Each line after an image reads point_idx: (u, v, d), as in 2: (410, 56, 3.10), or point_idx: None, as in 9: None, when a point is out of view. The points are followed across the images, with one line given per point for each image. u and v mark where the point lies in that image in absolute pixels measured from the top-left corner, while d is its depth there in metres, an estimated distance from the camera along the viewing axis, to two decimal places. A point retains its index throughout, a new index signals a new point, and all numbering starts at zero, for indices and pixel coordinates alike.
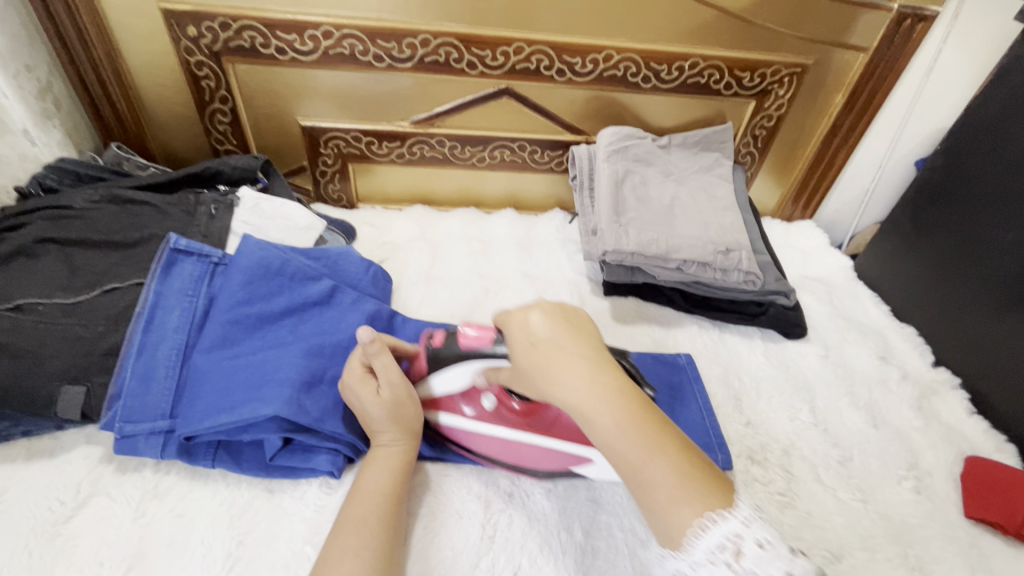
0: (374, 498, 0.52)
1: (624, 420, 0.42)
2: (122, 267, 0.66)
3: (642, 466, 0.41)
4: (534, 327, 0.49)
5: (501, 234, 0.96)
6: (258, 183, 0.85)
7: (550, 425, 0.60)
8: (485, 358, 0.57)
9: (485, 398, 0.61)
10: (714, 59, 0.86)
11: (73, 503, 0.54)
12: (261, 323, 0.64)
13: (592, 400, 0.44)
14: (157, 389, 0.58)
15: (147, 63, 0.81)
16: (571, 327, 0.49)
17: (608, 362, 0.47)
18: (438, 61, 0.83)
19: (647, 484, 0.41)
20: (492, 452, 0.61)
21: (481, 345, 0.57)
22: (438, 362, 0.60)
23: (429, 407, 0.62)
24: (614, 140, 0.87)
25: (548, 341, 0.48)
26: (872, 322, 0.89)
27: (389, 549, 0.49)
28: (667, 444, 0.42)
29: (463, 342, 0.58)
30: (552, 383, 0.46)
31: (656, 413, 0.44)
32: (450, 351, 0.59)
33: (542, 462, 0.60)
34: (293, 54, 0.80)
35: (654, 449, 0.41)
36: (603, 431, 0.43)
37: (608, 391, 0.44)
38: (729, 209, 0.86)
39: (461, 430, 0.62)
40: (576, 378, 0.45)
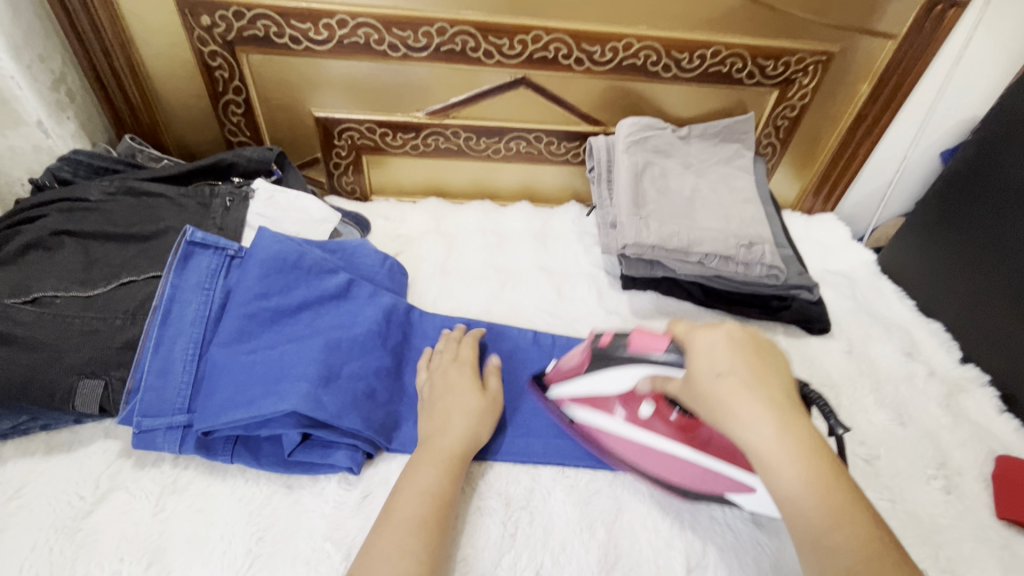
0: (416, 497, 0.51)
1: (813, 480, 0.41)
2: (139, 260, 0.66)
3: (826, 533, 0.39)
4: (718, 357, 0.47)
5: (517, 227, 0.95)
6: (272, 175, 0.84)
7: (709, 441, 0.56)
8: (655, 364, 0.55)
9: (642, 404, 0.58)
10: (737, 47, 0.83)
11: (92, 498, 0.54)
12: (279, 317, 0.63)
13: (784, 455, 0.41)
14: (175, 383, 0.58)
15: (160, 53, 0.80)
16: (758, 363, 0.46)
17: (800, 415, 0.44)
18: (455, 50, 0.81)
19: (830, 553, 0.39)
20: (638, 459, 0.60)
21: (653, 350, 0.55)
22: (600, 362, 0.60)
23: (581, 404, 0.63)
24: (633, 130, 0.85)
25: (737, 377, 0.45)
26: (896, 317, 0.87)
27: (436, 550, 0.49)
28: (857, 516, 0.40)
29: (634, 344, 0.57)
30: (737, 423, 0.44)
31: (848, 479, 0.42)
32: (619, 350, 0.58)
33: (693, 480, 0.57)
34: (307, 44, 0.79)
35: (841, 519, 0.39)
36: (788, 486, 0.41)
37: (801, 449, 0.42)
38: (751, 201, 0.84)
39: (608, 429, 0.61)
40: (766, 427, 0.43)
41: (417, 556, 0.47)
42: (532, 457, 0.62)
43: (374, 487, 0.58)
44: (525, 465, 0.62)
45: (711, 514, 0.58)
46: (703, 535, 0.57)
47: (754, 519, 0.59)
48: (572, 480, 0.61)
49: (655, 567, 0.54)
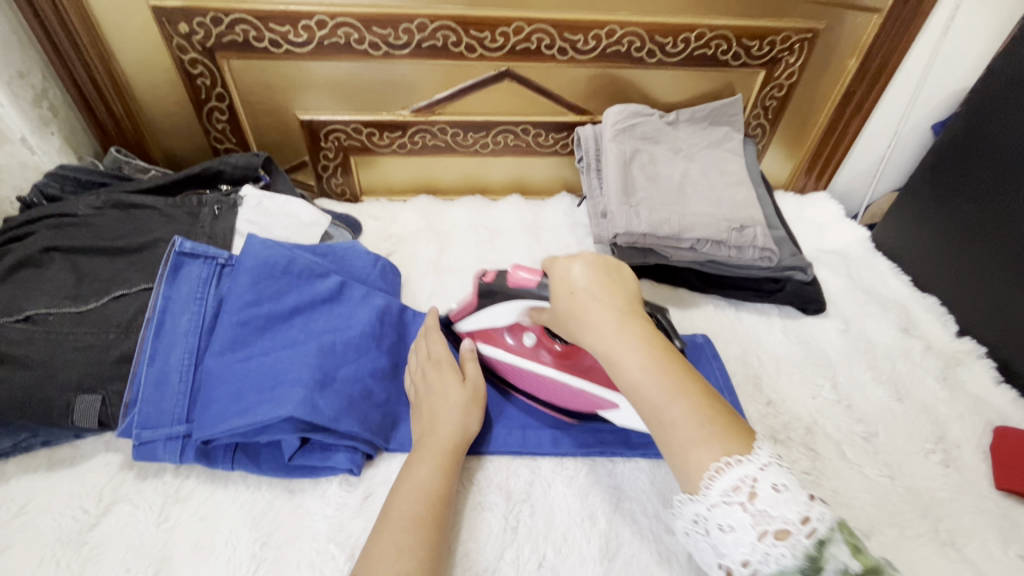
0: (418, 495, 0.52)
1: (650, 364, 0.43)
2: (130, 273, 0.66)
3: (665, 407, 0.41)
4: (571, 277, 0.50)
5: (508, 221, 0.94)
6: (260, 180, 0.83)
7: (583, 367, 0.61)
8: (530, 301, 0.56)
9: (525, 334, 0.63)
10: (721, 29, 0.82)
11: (96, 511, 0.54)
12: (272, 323, 0.64)
13: (626, 345, 0.44)
14: (172, 394, 0.58)
15: (140, 64, 0.79)
16: (607, 278, 0.49)
17: (642, 315, 0.47)
18: (436, 46, 0.80)
19: (667, 426, 0.41)
20: (527, 385, 0.65)
21: (527, 286, 0.55)
22: (487, 299, 0.61)
23: (477, 338, 0.66)
24: (620, 118, 0.84)
25: (586, 293, 0.48)
26: (892, 293, 0.87)
27: (437, 542, 0.49)
28: (690, 389, 0.42)
29: (510, 281, 0.57)
30: (587, 330, 0.46)
31: (686, 364, 0.44)
32: (499, 288, 0.58)
33: (573, 403, 0.63)
34: (288, 47, 0.78)
35: (676, 392, 0.41)
36: (631, 376, 0.43)
37: (641, 338, 0.44)
38: (742, 184, 0.84)
39: (499, 359, 0.65)
40: (609, 325, 0.45)
41: (415, 551, 0.47)
42: (530, 450, 0.62)
43: (375, 488, 0.58)
44: (523, 458, 0.62)
45: None
46: None
47: None
48: (573, 471, 0.61)
49: (656, 553, 0.54)
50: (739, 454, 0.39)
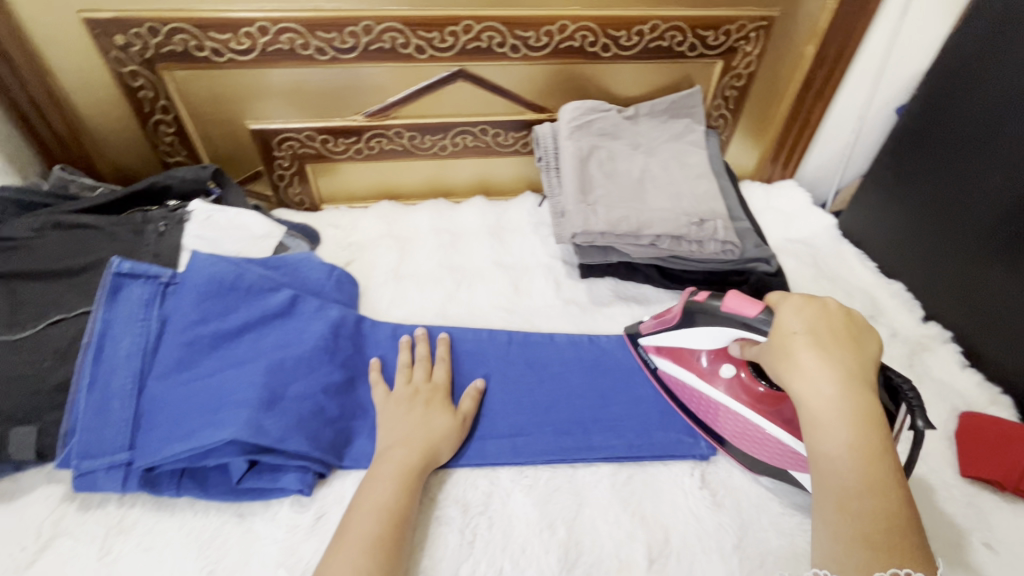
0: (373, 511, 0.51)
1: (856, 446, 0.44)
2: (69, 296, 0.64)
3: (854, 496, 0.42)
4: (789, 317, 0.51)
5: (471, 224, 0.93)
6: (210, 194, 0.81)
7: (787, 417, 0.58)
8: (745, 328, 0.56)
9: (726, 364, 0.62)
10: (675, 20, 0.81)
11: (35, 547, 0.52)
12: (220, 342, 0.62)
13: (836, 415, 0.45)
14: (114, 422, 0.56)
15: (79, 78, 0.77)
16: (843, 334, 0.49)
17: (869, 389, 0.47)
18: (384, 48, 0.78)
19: (848, 511, 0.42)
20: (713, 420, 0.63)
21: (747, 313, 0.55)
22: (696, 317, 0.61)
23: (664, 355, 0.67)
24: (576, 115, 0.82)
25: (810, 345, 0.48)
26: (859, 281, 0.87)
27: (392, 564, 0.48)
28: (889, 491, 0.42)
29: (727, 304, 0.57)
30: (800, 379, 0.47)
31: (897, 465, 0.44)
32: (714, 308, 0.59)
33: (764, 452, 0.59)
34: (230, 55, 0.76)
35: (874, 486, 0.42)
36: (830, 444, 0.44)
37: (854, 413, 0.45)
38: (703, 177, 0.83)
39: (682, 380, 0.65)
40: (829, 387, 0.46)
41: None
42: (489, 460, 0.61)
43: (328, 507, 0.57)
44: (483, 469, 0.61)
45: (674, 503, 0.58)
46: (665, 523, 0.56)
47: (715, 501, 0.58)
48: (534, 480, 0.60)
49: (616, 560, 0.53)
50: (925, 574, 0.38)
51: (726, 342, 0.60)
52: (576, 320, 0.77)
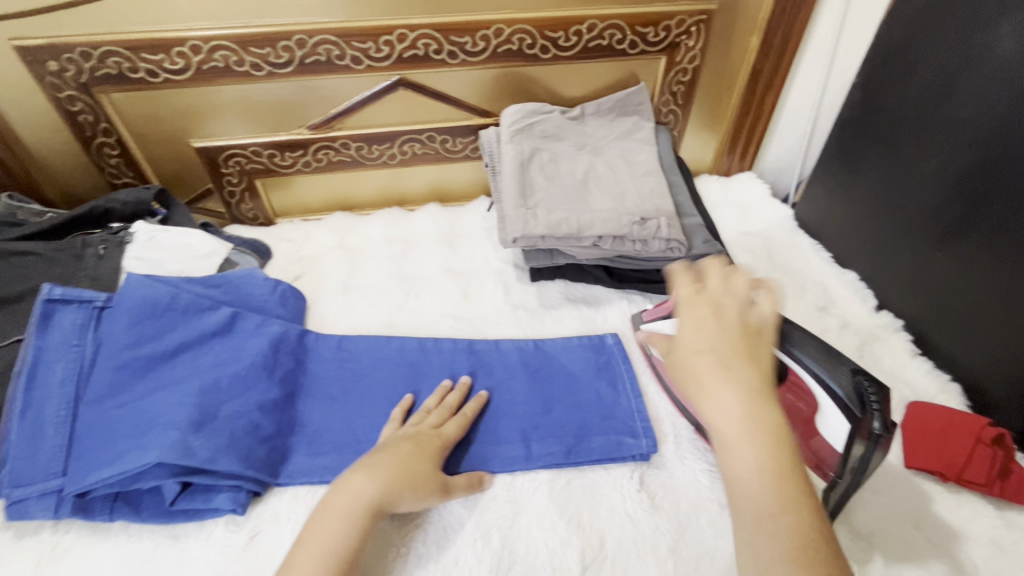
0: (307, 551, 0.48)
1: (768, 463, 0.42)
2: (5, 324, 0.64)
3: (768, 515, 0.40)
4: (691, 336, 0.49)
5: (424, 231, 0.93)
6: (156, 215, 0.82)
7: None
8: None
9: None
10: (612, 18, 0.80)
11: None
12: (155, 364, 0.61)
13: (739, 433, 0.43)
14: (47, 448, 0.56)
15: (16, 106, 0.77)
16: (739, 337, 0.48)
17: (774, 401, 0.45)
18: (320, 61, 0.78)
19: (763, 531, 0.40)
20: (698, 410, 0.64)
21: None
22: None
23: None
24: (518, 118, 0.82)
25: (712, 356, 0.47)
26: (812, 271, 0.86)
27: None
28: (802, 503, 0.40)
29: None
30: (710, 400, 0.45)
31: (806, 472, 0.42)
32: None
33: None
34: (165, 75, 0.76)
35: (788, 505, 0.40)
36: (742, 463, 0.42)
37: (763, 432, 0.43)
38: (649, 174, 0.82)
39: None
40: (734, 407, 0.44)
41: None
42: None
43: (263, 526, 0.56)
44: None
45: (612, 507, 0.57)
46: (602, 527, 0.56)
47: (652, 504, 0.58)
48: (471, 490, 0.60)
49: (551, 568, 0.53)
50: None
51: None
52: (524, 324, 0.77)
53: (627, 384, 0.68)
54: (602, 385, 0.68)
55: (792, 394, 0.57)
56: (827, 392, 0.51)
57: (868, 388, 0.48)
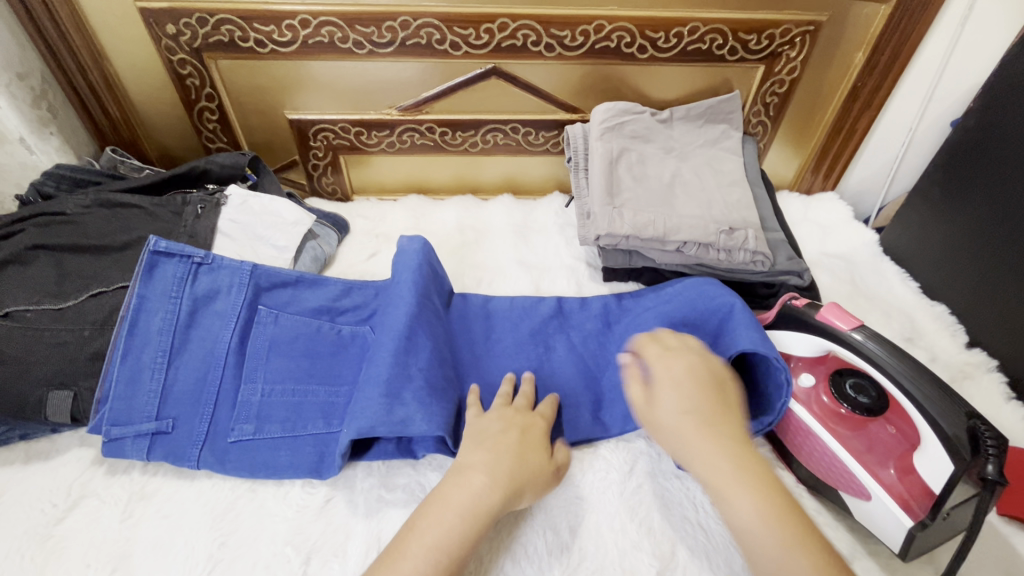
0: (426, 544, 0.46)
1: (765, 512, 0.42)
2: (110, 271, 0.67)
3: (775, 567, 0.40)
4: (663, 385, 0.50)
5: (497, 222, 0.93)
6: (247, 180, 0.84)
7: (858, 446, 0.56)
8: (839, 343, 0.57)
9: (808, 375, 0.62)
10: (716, 22, 0.79)
11: (64, 505, 0.56)
12: (405, 328, 0.63)
13: (738, 487, 0.43)
14: (144, 392, 0.59)
15: (132, 64, 0.81)
16: (709, 384, 0.49)
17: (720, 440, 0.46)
18: (420, 43, 0.79)
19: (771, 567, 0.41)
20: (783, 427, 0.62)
21: (838, 327, 0.57)
22: (787, 322, 0.63)
23: None
24: (609, 116, 0.81)
25: (688, 428, 0.46)
26: (897, 301, 0.83)
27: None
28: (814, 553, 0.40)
29: (824, 315, 0.58)
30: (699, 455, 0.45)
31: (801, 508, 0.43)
32: (806, 317, 0.60)
33: (825, 471, 0.57)
34: (272, 46, 0.78)
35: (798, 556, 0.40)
36: (743, 523, 0.42)
37: (755, 480, 0.43)
38: (736, 184, 0.80)
39: None
40: (722, 460, 0.44)
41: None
42: None
43: (338, 491, 0.58)
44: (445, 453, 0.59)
45: (682, 514, 0.57)
46: (673, 535, 0.55)
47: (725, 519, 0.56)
48: None
49: (620, 570, 0.52)
50: None
51: (821, 350, 0.60)
52: None
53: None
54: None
55: (893, 427, 0.57)
56: (931, 425, 0.49)
57: (985, 433, 0.47)
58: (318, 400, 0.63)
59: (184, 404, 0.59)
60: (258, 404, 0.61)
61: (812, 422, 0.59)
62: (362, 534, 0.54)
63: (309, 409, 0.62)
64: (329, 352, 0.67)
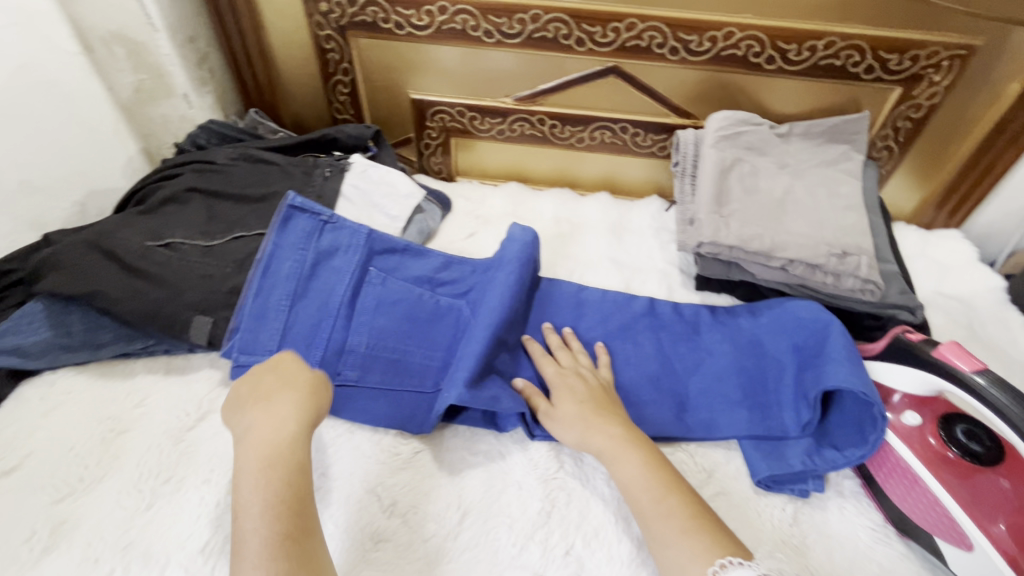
0: (259, 517, 0.46)
1: (645, 464, 0.54)
2: (250, 218, 0.75)
3: (657, 503, 0.51)
4: (558, 390, 0.62)
5: (593, 218, 0.94)
6: (368, 151, 0.91)
7: (963, 495, 0.53)
8: (955, 385, 0.54)
9: (912, 414, 0.59)
10: (855, 38, 0.76)
11: (195, 415, 0.63)
12: (500, 307, 0.67)
13: (624, 448, 0.55)
14: (269, 328, 0.65)
15: (284, 36, 0.90)
16: (596, 388, 0.62)
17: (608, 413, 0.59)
18: (547, 37, 0.82)
19: (664, 514, 0.50)
20: (876, 461, 0.59)
21: (956, 369, 0.54)
22: (897, 355, 0.60)
23: None
24: (725, 124, 0.80)
25: (581, 410, 0.59)
26: (1019, 355, 0.77)
27: (299, 527, 0.46)
28: (681, 493, 0.52)
29: (941, 354, 0.55)
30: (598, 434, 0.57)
31: (677, 472, 0.54)
32: (919, 353, 0.58)
33: (920, 514, 0.55)
34: (410, 29, 0.84)
35: (667, 493, 0.52)
36: (648, 503, 0.51)
37: (632, 437, 0.56)
38: (853, 209, 0.77)
39: None
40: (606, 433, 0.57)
41: (289, 572, 0.43)
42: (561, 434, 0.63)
43: (426, 445, 0.63)
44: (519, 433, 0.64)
45: (759, 529, 0.56)
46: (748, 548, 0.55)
47: (803, 543, 0.55)
48: None
49: None
50: (739, 557, 0.46)
51: (933, 390, 0.57)
52: None
53: (789, 397, 0.64)
54: (760, 397, 0.66)
55: (1007, 481, 0.53)
56: None
57: None
58: (414, 359, 0.68)
59: (301, 343, 0.66)
60: (363, 355, 0.66)
61: (912, 461, 0.56)
62: (446, 489, 0.58)
63: (406, 368, 0.67)
64: (426, 318, 0.71)
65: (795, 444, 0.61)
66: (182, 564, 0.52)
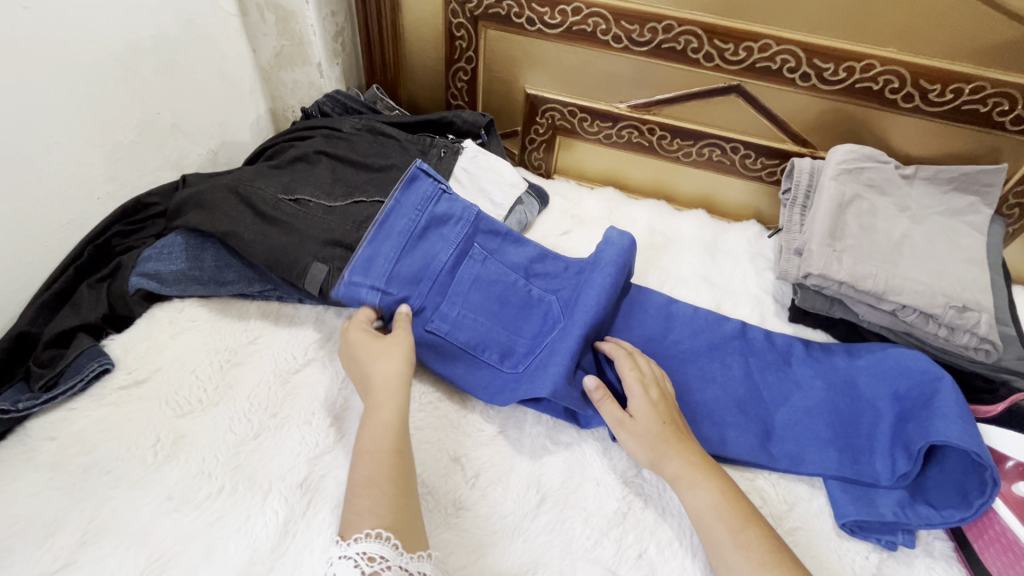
0: (372, 457, 0.52)
1: (722, 494, 0.53)
2: (369, 186, 0.79)
3: (734, 535, 0.50)
4: (637, 398, 0.59)
5: (688, 233, 0.94)
6: (479, 138, 0.94)
7: None
8: None
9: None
10: (1008, 85, 0.72)
11: (302, 359, 0.68)
12: (598, 308, 0.68)
13: (699, 477, 0.55)
14: (376, 269, 0.68)
15: (418, 19, 0.94)
16: (673, 408, 0.60)
17: (682, 437, 0.58)
18: (675, 49, 0.82)
19: (742, 544, 0.50)
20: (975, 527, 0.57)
21: None
22: None
23: None
24: (849, 158, 0.78)
25: (661, 430, 0.57)
26: None
27: (400, 480, 0.51)
28: (759, 527, 0.51)
29: None
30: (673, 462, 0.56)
31: (751, 506, 0.53)
32: None
33: None
34: (540, 26, 0.86)
35: (743, 527, 0.51)
36: (722, 535, 0.51)
37: (704, 469, 0.55)
38: (975, 264, 0.73)
39: None
40: (678, 461, 0.56)
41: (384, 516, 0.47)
42: None
43: (509, 425, 0.65)
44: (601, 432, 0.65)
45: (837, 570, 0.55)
46: None
47: None
48: None
49: None
50: None
51: None
52: None
53: (884, 446, 0.62)
54: (853, 440, 0.64)
55: None
56: None
57: None
58: (503, 340, 0.70)
59: (399, 296, 0.68)
60: (455, 318, 0.69)
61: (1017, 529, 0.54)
62: (526, 471, 0.60)
63: (493, 347, 0.69)
64: (519, 305, 0.73)
65: (886, 494, 0.59)
66: (282, 495, 0.55)
